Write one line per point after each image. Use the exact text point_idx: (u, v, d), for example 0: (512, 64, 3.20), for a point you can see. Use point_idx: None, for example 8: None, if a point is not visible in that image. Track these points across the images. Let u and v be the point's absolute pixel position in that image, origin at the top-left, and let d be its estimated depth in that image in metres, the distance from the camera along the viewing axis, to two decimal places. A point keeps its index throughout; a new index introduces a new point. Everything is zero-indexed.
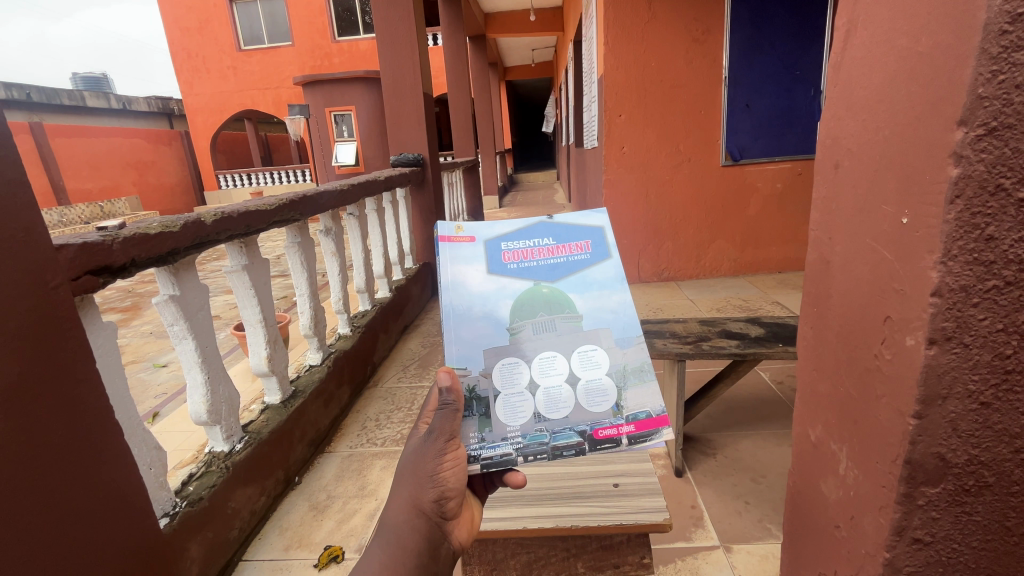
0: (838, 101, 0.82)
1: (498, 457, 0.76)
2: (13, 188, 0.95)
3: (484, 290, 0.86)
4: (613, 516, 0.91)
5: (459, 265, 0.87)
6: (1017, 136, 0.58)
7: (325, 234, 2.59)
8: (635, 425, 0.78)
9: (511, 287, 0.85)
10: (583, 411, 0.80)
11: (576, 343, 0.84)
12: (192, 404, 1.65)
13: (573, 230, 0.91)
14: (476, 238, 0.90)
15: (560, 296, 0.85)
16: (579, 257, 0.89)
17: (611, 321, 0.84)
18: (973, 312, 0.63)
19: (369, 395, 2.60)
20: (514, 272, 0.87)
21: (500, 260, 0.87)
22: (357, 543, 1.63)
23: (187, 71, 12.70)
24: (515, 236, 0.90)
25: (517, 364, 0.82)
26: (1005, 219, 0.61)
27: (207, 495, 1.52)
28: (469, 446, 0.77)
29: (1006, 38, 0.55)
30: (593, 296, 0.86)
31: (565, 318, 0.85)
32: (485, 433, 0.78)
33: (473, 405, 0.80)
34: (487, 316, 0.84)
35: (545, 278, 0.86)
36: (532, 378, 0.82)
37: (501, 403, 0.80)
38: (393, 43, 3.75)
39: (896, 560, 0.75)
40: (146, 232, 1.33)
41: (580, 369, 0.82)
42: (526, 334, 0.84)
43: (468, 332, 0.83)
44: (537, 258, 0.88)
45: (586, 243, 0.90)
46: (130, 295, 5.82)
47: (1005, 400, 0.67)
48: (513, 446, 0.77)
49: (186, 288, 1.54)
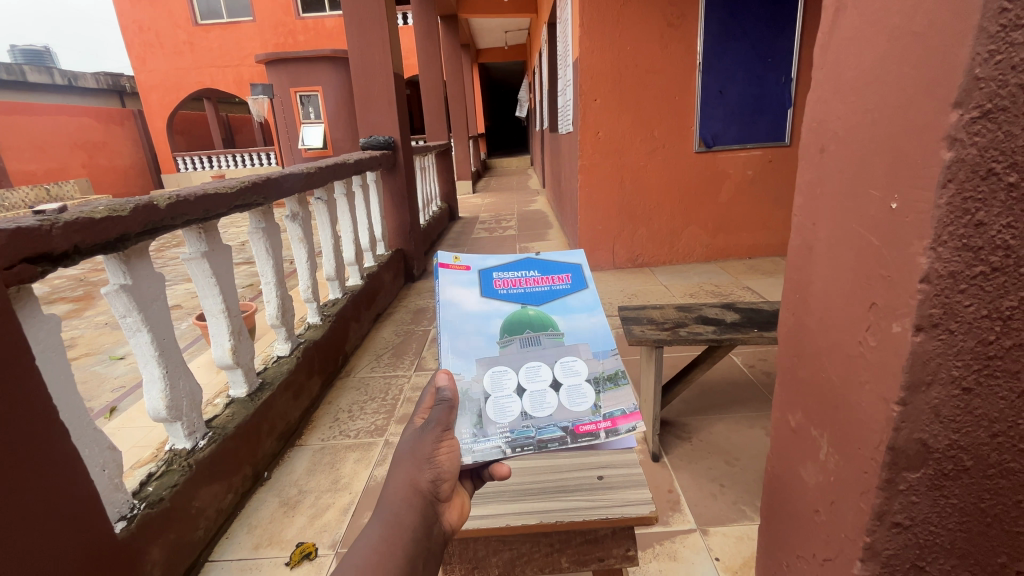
0: (824, 83, 0.81)
1: (487, 452, 0.73)
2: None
3: (477, 311, 0.86)
4: (598, 508, 0.89)
5: (454, 288, 0.88)
6: (1010, 119, 0.57)
7: (291, 219, 2.47)
8: (612, 422, 0.77)
9: (500, 308, 0.86)
10: (567, 412, 0.78)
11: (561, 353, 0.82)
12: (149, 400, 1.55)
13: (557, 264, 0.92)
14: (471, 267, 0.92)
15: (544, 317, 0.85)
16: (561, 287, 0.89)
17: (591, 337, 0.83)
18: (960, 299, 0.63)
19: (341, 386, 2.52)
20: (503, 297, 0.88)
21: (491, 286, 0.88)
22: (332, 539, 1.58)
23: (138, 45, 11.97)
24: (505, 267, 0.91)
25: (506, 371, 0.80)
26: (995, 205, 0.60)
27: (168, 496, 1.44)
28: (462, 440, 0.74)
29: (1005, 17, 0.53)
30: (574, 319, 0.86)
31: (548, 335, 0.84)
32: (475, 429, 0.76)
33: (466, 405, 0.78)
34: (479, 331, 0.84)
35: (532, 302, 0.87)
36: (519, 383, 0.80)
37: (494, 406, 0.77)
38: (361, 21, 3.61)
39: (876, 543, 0.76)
40: (91, 216, 1.22)
41: (563, 376, 0.81)
42: (513, 347, 0.83)
43: (461, 342, 0.82)
44: (524, 287, 0.89)
45: (568, 275, 0.91)
46: (83, 284, 5.51)
47: (986, 385, 0.67)
48: (502, 441, 0.74)
49: (138, 277, 1.43)
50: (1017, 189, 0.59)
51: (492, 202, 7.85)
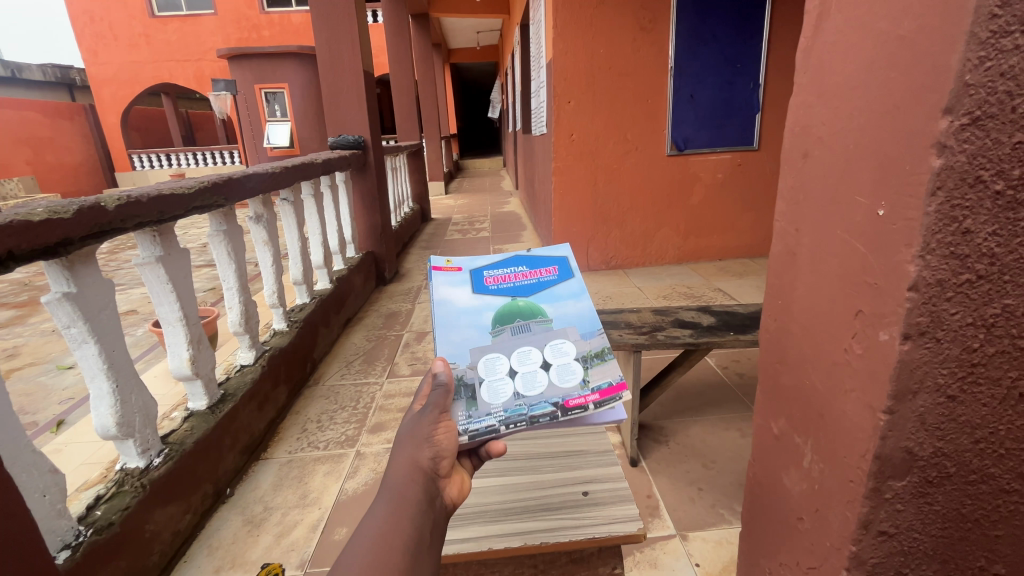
0: (807, 87, 0.80)
1: (482, 430, 0.73)
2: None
3: (468, 306, 0.86)
4: (583, 525, 0.86)
5: (446, 288, 0.88)
6: (998, 126, 0.56)
7: (255, 221, 2.36)
8: (599, 393, 0.76)
9: (490, 302, 0.86)
10: (560, 390, 0.77)
11: (551, 338, 0.82)
12: (97, 416, 1.43)
13: (543, 257, 0.92)
14: (465, 268, 0.91)
15: (533, 306, 0.85)
16: (548, 278, 0.89)
17: (577, 320, 0.84)
18: (947, 307, 0.62)
19: (309, 395, 2.42)
20: (494, 292, 0.87)
21: (481, 282, 0.88)
22: (300, 558, 1.50)
23: (89, 36, 11.35)
24: (494, 264, 0.90)
25: (498, 357, 0.80)
26: (982, 213, 0.59)
27: (118, 520, 1.34)
28: (458, 421, 0.74)
29: (995, 23, 0.52)
30: (561, 305, 0.86)
31: (538, 322, 0.84)
32: (470, 411, 0.75)
33: (461, 390, 0.77)
34: (472, 324, 0.83)
35: (521, 294, 0.87)
36: (512, 366, 0.80)
37: (489, 387, 0.77)
38: (330, 16, 3.50)
39: (862, 552, 0.75)
40: (27, 219, 1.11)
41: (552, 356, 0.81)
42: (505, 335, 0.82)
43: (454, 335, 0.82)
44: (514, 281, 0.89)
45: (554, 266, 0.91)
46: (26, 288, 5.16)
47: (969, 392, 0.67)
48: (496, 419, 0.73)
49: (84, 284, 1.32)
50: (1003, 196, 0.59)
51: (465, 203, 7.78)
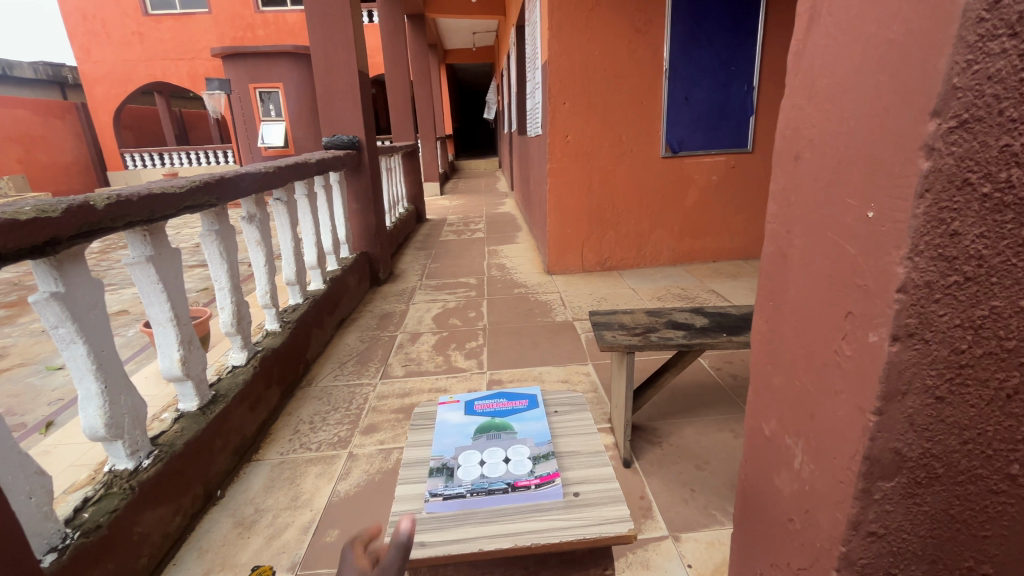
0: (798, 90, 0.80)
1: (446, 501, 0.79)
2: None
3: (457, 422, 0.97)
4: (574, 526, 0.74)
5: (442, 411, 1.01)
6: (985, 129, 0.57)
7: (248, 221, 2.34)
8: (541, 478, 0.82)
9: (473, 421, 0.97)
10: (515, 474, 0.83)
11: (515, 441, 0.90)
12: (85, 417, 1.42)
13: (519, 394, 1.05)
14: (459, 399, 1.04)
15: (504, 424, 0.95)
16: (521, 408, 1.00)
17: (539, 432, 0.92)
18: (935, 309, 0.63)
19: (302, 396, 2.41)
20: (479, 413, 0.99)
21: (471, 407, 1.01)
22: (291, 561, 1.49)
23: (82, 34, 11.26)
24: (484, 397, 1.04)
25: (472, 450, 0.88)
26: (970, 216, 0.60)
27: (106, 522, 1.32)
28: (428, 490, 0.81)
29: (983, 26, 0.53)
30: (528, 424, 0.95)
31: (505, 433, 0.93)
32: (441, 485, 0.82)
33: (438, 469, 0.85)
34: (457, 432, 0.94)
35: (498, 416, 0.98)
36: (482, 457, 0.87)
37: (458, 466, 0.85)
38: (324, 16, 3.49)
39: (852, 553, 0.76)
40: (15, 218, 1.09)
41: (514, 451, 0.88)
42: (480, 438, 0.92)
43: (441, 439, 0.93)
44: (495, 408, 1.01)
45: (527, 400, 1.03)
46: (16, 288, 5.11)
47: (957, 394, 0.67)
48: (462, 489, 0.80)
49: (72, 284, 1.31)
50: (990, 199, 0.59)
51: (460, 204, 7.77)
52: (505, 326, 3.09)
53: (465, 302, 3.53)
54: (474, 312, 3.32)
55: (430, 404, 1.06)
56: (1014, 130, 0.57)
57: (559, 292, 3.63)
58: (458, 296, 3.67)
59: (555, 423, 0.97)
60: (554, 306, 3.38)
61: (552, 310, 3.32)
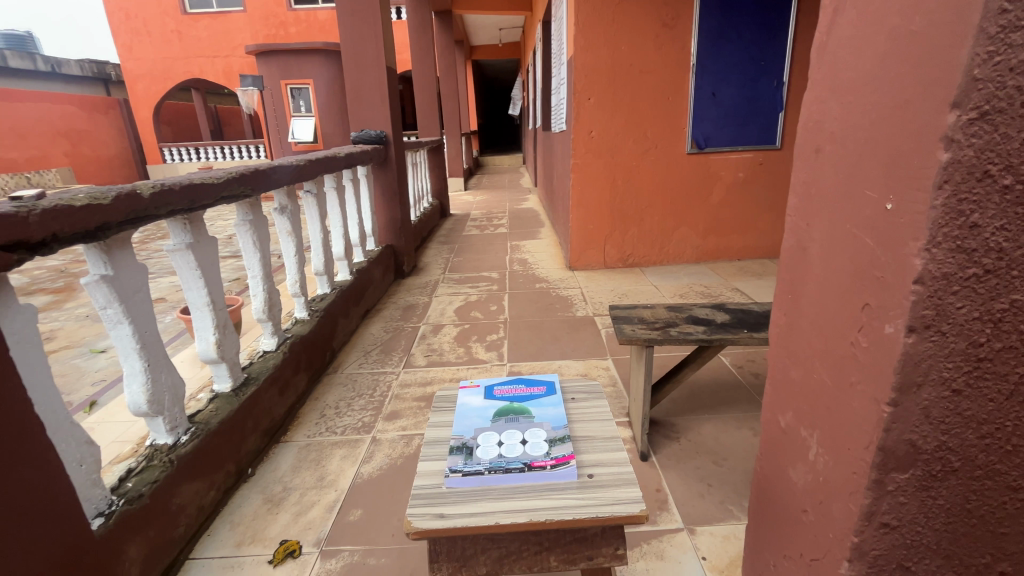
0: (821, 83, 0.80)
1: (465, 477, 0.82)
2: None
3: (477, 405, 1.01)
4: (586, 507, 0.76)
5: (463, 395, 1.05)
6: (1007, 121, 0.56)
7: (279, 212, 2.43)
8: (556, 460, 0.84)
9: (492, 404, 1.00)
10: (532, 454, 0.86)
11: (532, 425, 0.93)
12: (129, 393, 1.51)
13: (537, 380, 1.09)
14: (478, 384, 1.08)
15: (521, 408, 0.98)
16: (538, 393, 1.03)
17: (555, 417, 0.95)
18: (952, 301, 0.63)
19: (328, 382, 2.49)
20: (498, 397, 1.02)
21: (490, 391, 1.05)
22: (316, 537, 1.55)
23: (125, 33, 11.74)
24: (503, 382, 1.08)
25: (490, 432, 0.92)
26: (990, 207, 0.59)
27: (147, 492, 1.41)
28: (449, 467, 0.84)
29: (1006, 17, 0.53)
30: (544, 410, 0.98)
31: (522, 417, 0.96)
32: (460, 463, 0.85)
33: (458, 448, 0.88)
34: (477, 414, 0.97)
35: (516, 400, 1.01)
36: (500, 439, 0.90)
37: (477, 445, 0.88)
38: (355, 13, 3.57)
39: (864, 543, 0.76)
40: (70, 204, 1.17)
41: (531, 433, 0.91)
42: (498, 421, 0.95)
43: (461, 420, 0.96)
44: (513, 393, 1.04)
45: (544, 386, 1.06)
46: (63, 275, 5.39)
47: (975, 387, 0.67)
48: (480, 466, 0.84)
49: (119, 268, 1.39)
50: (1012, 191, 0.59)
51: (484, 200, 7.81)
52: (525, 319, 3.12)
53: (486, 296, 3.58)
54: (496, 306, 3.36)
55: (452, 387, 1.10)
56: None
57: (580, 287, 3.64)
58: (480, 289, 3.72)
59: (572, 409, 1.00)
60: (575, 301, 3.39)
61: (573, 305, 3.33)
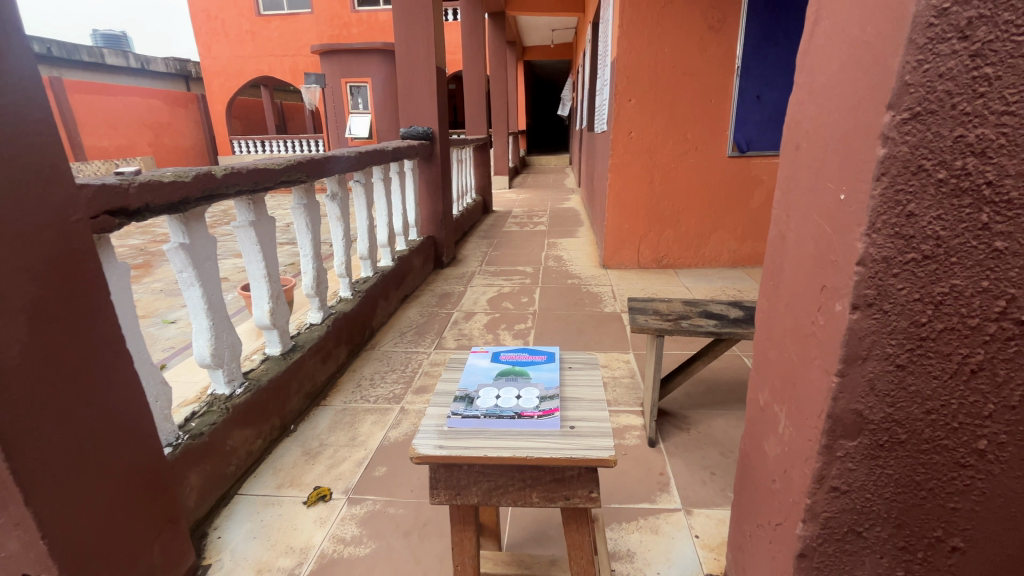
0: (801, 87, 0.88)
1: (464, 419, 0.96)
2: (19, 113, 0.97)
3: (484, 365, 1.14)
4: (563, 448, 0.88)
5: (474, 357, 1.18)
6: (940, 121, 0.64)
7: (331, 199, 2.66)
8: (542, 412, 0.97)
9: (497, 366, 1.14)
10: (523, 406, 0.99)
11: (528, 384, 1.06)
12: (197, 347, 1.75)
13: (539, 349, 1.21)
14: (487, 349, 1.21)
15: (521, 370, 1.11)
16: (538, 359, 1.16)
17: (548, 379, 1.08)
18: (894, 282, 0.70)
19: (366, 356, 2.71)
20: (502, 361, 1.16)
21: (496, 356, 1.18)
22: (345, 486, 1.75)
23: (205, 32, 12.69)
24: (510, 349, 1.21)
25: (490, 387, 1.05)
26: (925, 199, 0.67)
27: (207, 431, 1.64)
28: (451, 410, 0.98)
29: (932, 31, 0.60)
30: (541, 373, 1.10)
31: (519, 377, 1.09)
32: (461, 407, 0.99)
33: (461, 397, 1.02)
34: (483, 373, 1.11)
35: (517, 364, 1.14)
36: (498, 393, 1.03)
37: (478, 396, 1.02)
38: (409, 16, 3.80)
39: (816, 505, 0.84)
40: (159, 179, 1.40)
41: (524, 390, 1.04)
42: (499, 379, 1.08)
43: (469, 376, 1.10)
44: (516, 357, 1.17)
45: (544, 354, 1.18)
46: (142, 253, 5.96)
47: (919, 364, 0.74)
48: (477, 412, 0.98)
49: (194, 237, 1.63)
50: (946, 184, 0.66)
51: (526, 198, 7.95)
52: (554, 312, 3.23)
53: (519, 288, 3.72)
54: (527, 298, 3.49)
55: (467, 352, 1.23)
56: (968, 122, 0.64)
57: (611, 285, 3.71)
58: (513, 282, 3.85)
59: (567, 374, 1.12)
60: (605, 298, 3.47)
61: (602, 301, 3.42)
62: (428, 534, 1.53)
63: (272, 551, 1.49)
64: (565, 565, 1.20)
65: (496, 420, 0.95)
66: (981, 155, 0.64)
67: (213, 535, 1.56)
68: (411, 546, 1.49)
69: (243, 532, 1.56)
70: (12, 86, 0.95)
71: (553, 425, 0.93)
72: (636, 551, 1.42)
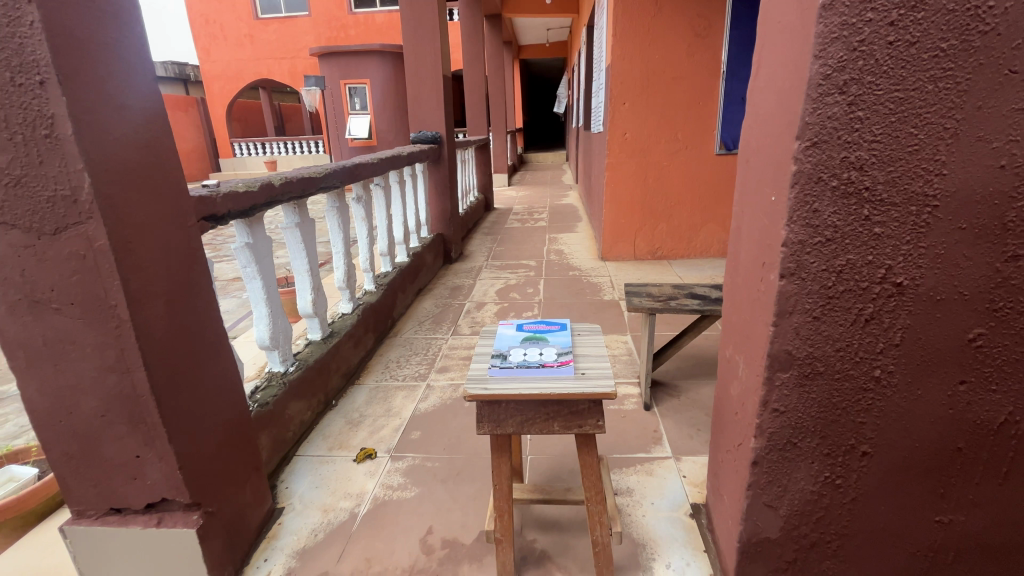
0: (750, 115, 1.18)
1: (501, 368, 1.27)
2: (159, 141, 1.25)
3: (511, 333, 1.45)
4: (578, 386, 1.19)
5: (503, 327, 1.49)
6: (831, 147, 0.94)
7: (356, 201, 2.95)
8: (560, 362, 1.28)
9: (521, 333, 1.44)
10: (545, 359, 1.30)
11: (547, 344, 1.37)
12: (258, 331, 2.05)
13: (553, 320, 1.51)
14: (512, 321, 1.51)
15: (540, 335, 1.42)
16: (553, 327, 1.47)
17: (562, 340, 1.39)
18: (807, 257, 1.01)
19: (390, 342, 3.01)
20: (524, 329, 1.46)
21: (520, 325, 1.48)
22: (387, 446, 2.06)
23: (204, 37, 12.91)
24: (530, 321, 1.51)
25: (518, 347, 1.36)
26: (825, 200, 0.97)
27: (271, 401, 1.94)
28: (491, 363, 1.29)
29: (822, 88, 0.91)
30: (556, 337, 1.41)
31: (540, 340, 1.40)
32: (497, 361, 1.30)
33: (497, 354, 1.33)
34: (510, 338, 1.42)
35: (537, 331, 1.45)
36: (525, 351, 1.34)
37: (510, 353, 1.33)
38: (417, 28, 4.09)
39: (763, 423, 1.15)
40: (236, 190, 1.70)
41: (545, 349, 1.35)
42: (524, 342, 1.39)
43: (500, 340, 1.41)
44: (535, 326, 1.47)
45: (557, 323, 1.49)
46: None
47: (829, 315, 1.05)
48: (510, 363, 1.29)
49: (257, 237, 1.92)
50: (839, 189, 0.96)
51: (525, 195, 8.24)
52: (558, 301, 3.54)
53: (524, 280, 4.02)
54: (532, 289, 3.79)
55: (495, 325, 1.53)
56: (850, 148, 0.94)
57: (609, 275, 4.02)
58: (518, 275, 4.15)
59: (577, 338, 1.43)
60: (604, 287, 3.78)
61: (601, 290, 3.72)
62: (462, 481, 1.84)
63: (333, 496, 1.80)
64: (578, 492, 1.51)
65: (525, 368, 1.26)
66: (860, 169, 0.95)
67: (281, 485, 1.87)
68: (449, 489, 1.80)
69: (307, 483, 1.87)
70: (159, 123, 1.25)
71: (570, 370, 1.24)
72: (634, 487, 1.74)
